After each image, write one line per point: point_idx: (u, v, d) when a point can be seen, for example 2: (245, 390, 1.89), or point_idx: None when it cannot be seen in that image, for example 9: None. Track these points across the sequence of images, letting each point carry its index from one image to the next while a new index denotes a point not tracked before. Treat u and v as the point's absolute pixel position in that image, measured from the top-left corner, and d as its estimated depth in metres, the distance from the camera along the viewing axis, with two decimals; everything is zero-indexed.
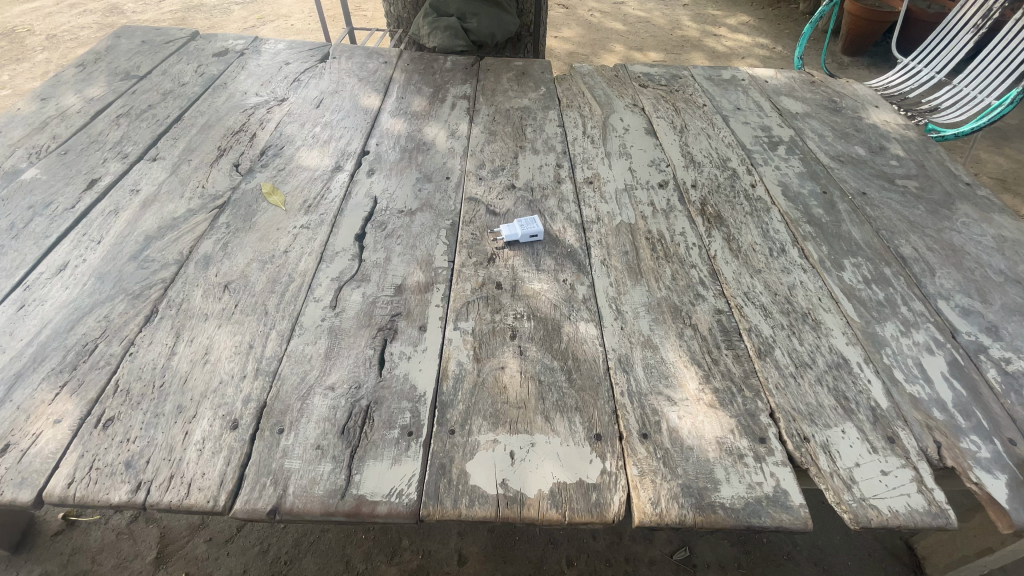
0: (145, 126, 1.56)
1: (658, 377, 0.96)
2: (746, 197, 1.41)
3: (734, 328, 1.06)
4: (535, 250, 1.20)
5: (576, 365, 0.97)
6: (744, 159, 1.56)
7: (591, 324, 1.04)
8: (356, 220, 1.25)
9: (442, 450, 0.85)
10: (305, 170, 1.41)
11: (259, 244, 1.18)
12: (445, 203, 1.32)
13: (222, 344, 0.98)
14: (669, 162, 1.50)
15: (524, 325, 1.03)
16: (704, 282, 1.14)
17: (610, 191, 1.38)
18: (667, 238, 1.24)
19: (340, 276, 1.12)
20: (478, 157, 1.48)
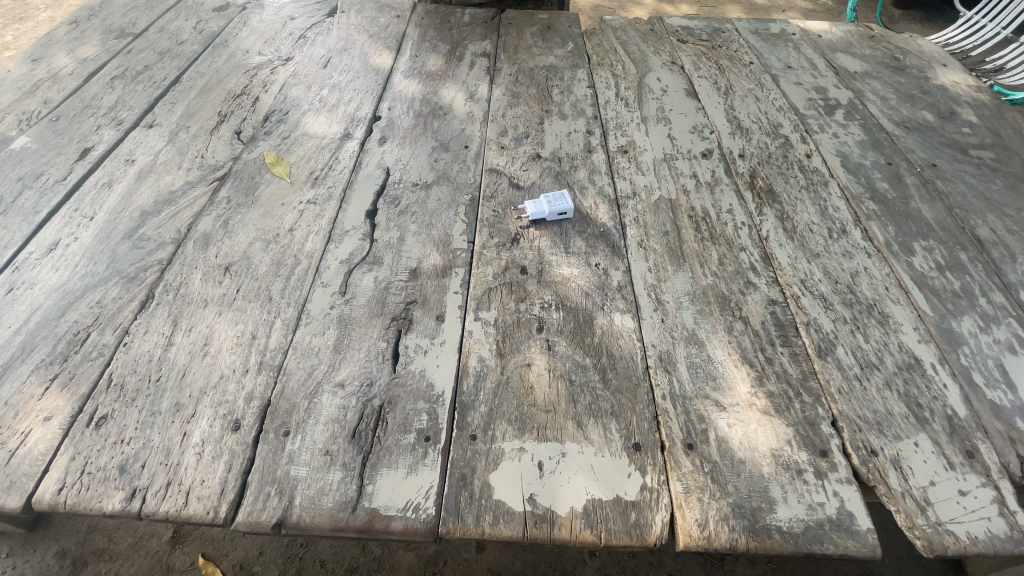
0: (140, 89, 1.45)
1: (704, 379, 0.85)
2: (801, 169, 1.26)
3: (790, 321, 0.94)
4: (564, 229, 1.08)
5: (612, 362, 0.87)
6: (797, 127, 1.39)
7: (627, 316, 0.93)
8: (367, 195, 1.14)
9: (463, 459, 0.76)
10: (311, 139, 1.29)
11: (262, 221, 1.08)
12: (464, 175, 1.20)
13: (223, 334, 0.90)
14: (713, 128, 1.35)
15: (552, 316, 0.93)
16: (755, 267, 1.02)
17: (647, 161, 1.24)
18: (712, 216, 1.11)
19: (350, 258, 1.02)
20: (500, 123, 1.33)
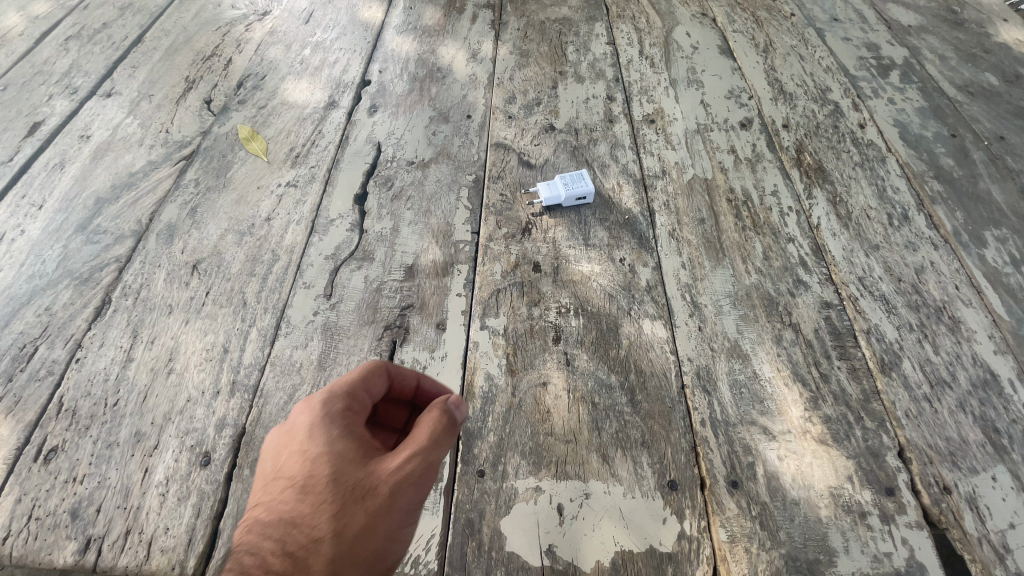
0: (98, 50, 1.28)
1: (749, 402, 0.73)
2: (853, 142, 1.09)
3: (847, 328, 0.80)
4: (583, 216, 0.93)
5: (641, 381, 0.74)
6: (847, 91, 1.21)
7: (658, 323, 0.80)
8: (356, 176, 1.00)
9: (469, 501, 0.65)
10: (291, 109, 1.13)
11: (234, 208, 0.95)
12: (466, 151, 1.04)
13: (190, 347, 0.78)
14: (752, 93, 1.17)
15: (570, 324, 0.80)
16: (806, 262, 0.88)
17: (678, 133, 1.07)
18: (753, 200, 0.96)
19: (336, 253, 0.88)
20: (507, 88, 1.16)
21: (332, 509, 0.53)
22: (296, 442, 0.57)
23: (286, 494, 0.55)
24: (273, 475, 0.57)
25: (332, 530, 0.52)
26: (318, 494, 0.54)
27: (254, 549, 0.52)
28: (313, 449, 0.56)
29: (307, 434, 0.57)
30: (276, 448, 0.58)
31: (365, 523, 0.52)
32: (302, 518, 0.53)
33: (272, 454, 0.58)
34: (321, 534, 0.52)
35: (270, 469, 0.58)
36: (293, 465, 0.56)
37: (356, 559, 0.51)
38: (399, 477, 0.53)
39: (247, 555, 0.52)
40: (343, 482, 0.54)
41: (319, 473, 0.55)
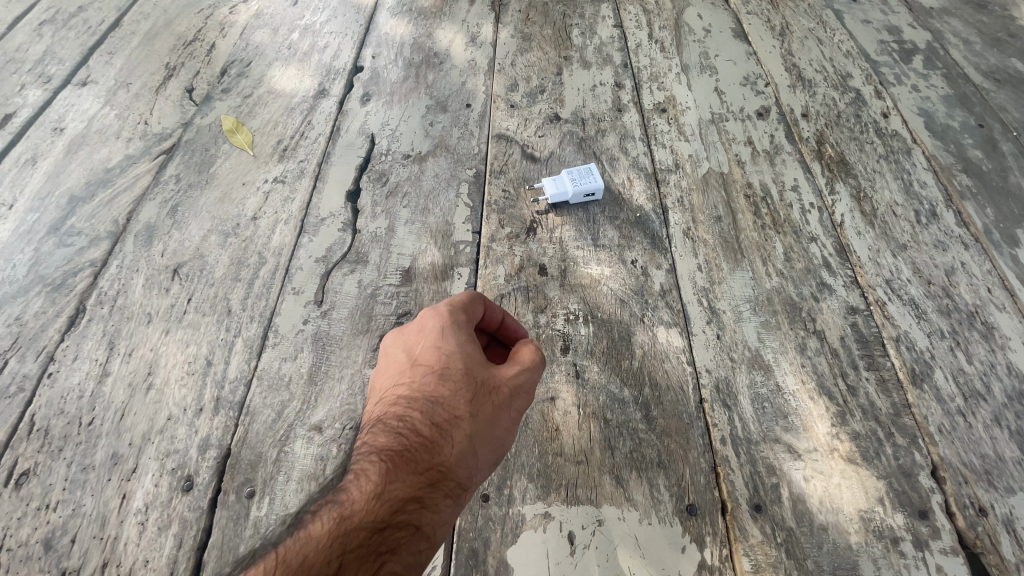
0: (73, 35, 1.20)
1: (772, 417, 0.68)
2: (876, 133, 1.03)
3: (875, 336, 0.75)
4: (591, 214, 0.87)
5: (656, 394, 0.69)
6: (869, 77, 1.14)
7: (674, 331, 0.75)
8: (348, 170, 0.93)
9: (473, 528, 0.61)
10: (278, 98, 1.06)
11: (218, 206, 0.88)
12: (466, 143, 0.97)
13: (170, 360, 0.72)
14: (769, 80, 1.10)
15: (580, 332, 0.75)
16: (829, 264, 0.82)
17: (691, 123, 1.01)
18: (773, 195, 0.90)
19: (327, 255, 0.82)
20: (509, 75, 1.09)
21: (464, 404, 0.60)
22: (430, 338, 0.63)
23: (424, 381, 0.62)
24: (403, 365, 0.63)
25: (463, 420, 0.59)
26: (453, 383, 0.61)
27: (391, 428, 0.59)
28: (446, 349, 0.62)
29: (440, 333, 0.62)
30: (406, 339, 0.65)
31: (491, 419, 0.59)
32: (441, 401, 0.60)
33: (404, 344, 0.65)
34: (457, 418, 0.59)
35: (395, 359, 0.64)
36: (426, 358, 0.62)
37: (483, 447, 0.59)
38: (518, 383, 0.60)
39: (385, 433, 0.59)
40: (472, 382, 0.60)
41: (452, 369, 0.61)
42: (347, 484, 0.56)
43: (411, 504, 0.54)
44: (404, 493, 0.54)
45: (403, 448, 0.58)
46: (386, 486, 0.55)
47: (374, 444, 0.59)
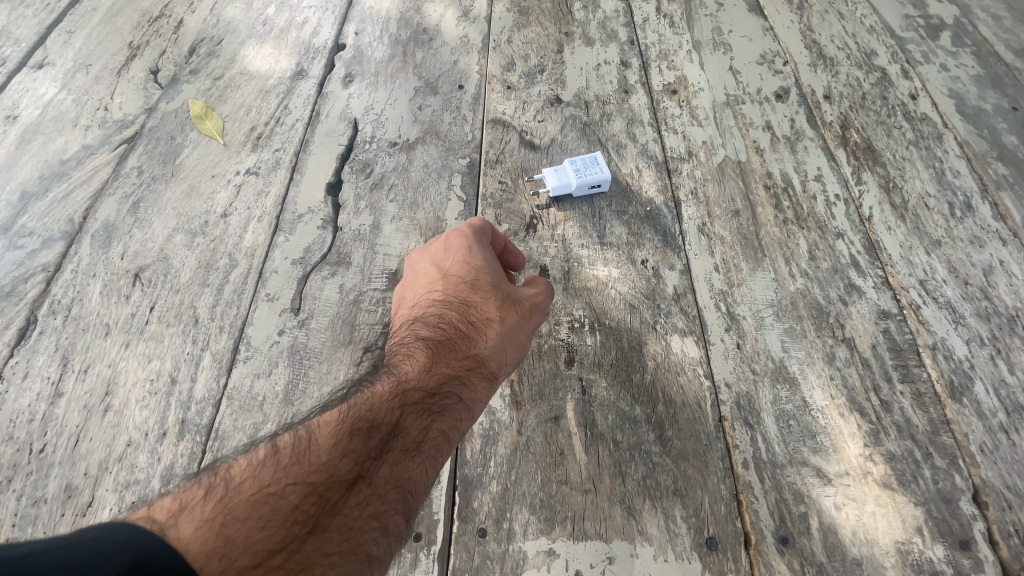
0: (28, 12, 1.09)
1: (799, 437, 0.62)
2: (904, 117, 0.95)
3: (909, 343, 0.69)
4: (597, 208, 0.79)
5: (671, 412, 0.63)
6: (895, 55, 1.04)
7: (689, 340, 0.68)
8: (329, 160, 0.85)
9: (470, 568, 0.55)
10: (251, 80, 0.96)
11: (185, 202, 0.80)
12: (459, 129, 0.89)
13: (131, 377, 0.65)
14: (787, 58, 1.01)
15: (585, 342, 0.68)
16: (858, 263, 0.75)
17: (705, 106, 0.92)
18: (795, 186, 0.82)
19: (305, 256, 0.74)
20: (505, 53, 0.99)
21: (493, 307, 0.62)
22: (457, 253, 0.65)
23: (455, 289, 0.64)
24: (432, 277, 0.66)
25: (494, 320, 0.62)
26: (481, 292, 0.63)
27: (427, 326, 0.62)
28: (473, 262, 0.64)
29: (466, 249, 0.65)
30: (433, 255, 0.67)
31: (517, 323, 0.62)
32: (471, 306, 0.63)
33: (431, 259, 0.67)
34: (486, 321, 0.62)
35: (423, 273, 0.67)
36: (454, 271, 0.65)
37: (513, 344, 0.61)
38: (539, 295, 0.64)
39: (422, 329, 0.62)
40: (499, 290, 0.63)
41: (480, 279, 0.63)
42: (389, 367, 0.58)
43: (450, 386, 0.57)
44: (443, 375, 0.58)
45: (440, 340, 0.60)
46: (427, 369, 0.57)
47: (412, 336, 0.61)
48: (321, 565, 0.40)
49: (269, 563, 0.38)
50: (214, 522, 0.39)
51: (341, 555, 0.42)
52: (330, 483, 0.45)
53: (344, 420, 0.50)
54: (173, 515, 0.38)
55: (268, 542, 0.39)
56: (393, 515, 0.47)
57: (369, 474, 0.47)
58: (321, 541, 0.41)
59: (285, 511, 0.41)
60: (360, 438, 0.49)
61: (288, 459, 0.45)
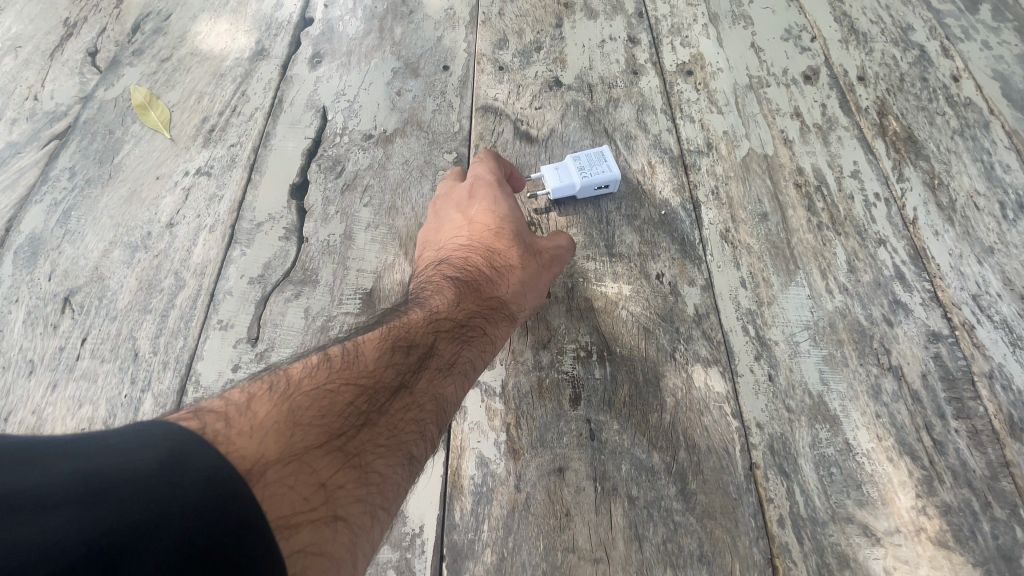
0: None
1: (841, 488, 0.53)
2: (946, 101, 0.82)
3: (964, 372, 0.59)
4: (604, 212, 0.69)
5: (694, 461, 0.54)
6: (932, 30, 0.89)
7: (713, 371, 0.59)
8: (293, 157, 0.73)
9: None
10: (203, 62, 0.83)
11: (124, 209, 0.69)
12: (444, 119, 0.77)
13: (60, 426, 0.56)
14: (816, 32, 0.88)
15: (593, 374, 0.58)
16: (903, 275, 0.65)
17: (725, 89, 0.81)
18: (829, 184, 0.72)
19: (265, 274, 0.64)
20: (496, 28, 0.87)
21: (515, 253, 0.61)
22: (483, 201, 0.64)
23: (478, 236, 0.64)
24: (456, 223, 0.65)
25: (515, 266, 0.60)
26: (505, 241, 0.62)
27: (453, 267, 0.61)
28: (498, 211, 0.64)
29: (492, 199, 0.64)
30: (456, 200, 0.66)
31: (538, 270, 0.60)
32: (493, 254, 0.62)
33: (455, 203, 0.66)
34: (507, 267, 0.61)
35: (447, 218, 0.66)
36: (480, 220, 0.64)
37: (534, 288, 0.59)
38: (563, 246, 0.62)
39: (447, 269, 0.61)
40: (521, 239, 0.62)
41: (504, 228, 0.63)
42: (417, 299, 0.58)
43: (476, 319, 0.57)
44: (470, 310, 0.57)
45: (464, 281, 0.60)
46: (454, 304, 0.57)
47: (437, 274, 0.61)
48: (373, 454, 0.42)
49: (329, 445, 0.40)
50: (281, 406, 0.40)
51: (388, 448, 0.43)
52: (378, 388, 0.46)
53: (385, 337, 0.51)
54: (239, 403, 0.40)
55: (326, 428, 0.41)
56: (429, 422, 0.47)
57: (409, 385, 0.48)
58: (371, 434, 0.43)
59: (339, 405, 0.43)
60: (401, 354, 0.50)
61: (339, 365, 0.47)
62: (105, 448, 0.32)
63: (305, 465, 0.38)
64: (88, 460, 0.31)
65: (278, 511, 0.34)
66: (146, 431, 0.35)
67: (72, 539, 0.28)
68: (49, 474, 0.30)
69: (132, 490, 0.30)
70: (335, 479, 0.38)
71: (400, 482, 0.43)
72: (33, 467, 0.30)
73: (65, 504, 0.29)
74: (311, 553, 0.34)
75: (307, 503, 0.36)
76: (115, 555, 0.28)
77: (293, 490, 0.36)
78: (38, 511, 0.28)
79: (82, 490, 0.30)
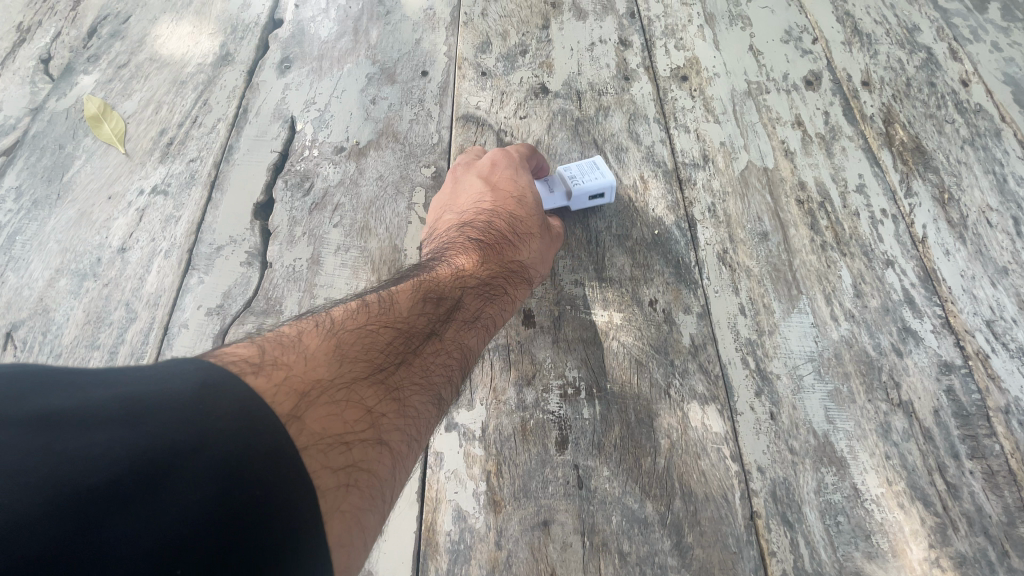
0: None
1: (849, 539, 0.49)
2: (955, 108, 0.77)
3: (979, 407, 0.55)
4: (593, 232, 0.64)
5: (690, 511, 0.50)
6: (940, 31, 0.84)
7: (710, 409, 0.54)
8: (258, 172, 0.68)
9: None
10: (163, 68, 0.78)
11: (72, 233, 0.64)
12: (422, 130, 0.72)
13: None
14: (818, 33, 0.83)
15: (582, 414, 0.54)
16: (913, 299, 0.61)
17: (722, 96, 0.76)
18: (833, 200, 0.67)
19: (224, 303, 0.59)
20: (479, 29, 0.81)
21: (535, 221, 0.59)
22: (505, 170, 0.62)
23: (500, 201, 0.61)
24: (478, 188, 0.62)
25: (534, 235, 0.59)
26: (525, 210, 0.60)
27: (475, 229, 0.60)
28: (519, 181, 0.62)
29: (513, 170, 0.62)
30: (479, 167, 0.64)
31: (551, 244, 0.60)
32: (513, 220, 0.60)
33: (477, 169, 0.64)
34: (528, 232, 0.59)
35: (467, 182, 0.63)
36: (503, 185, 0.62)
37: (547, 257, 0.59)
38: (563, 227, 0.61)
39: (469, 231, 0.59)
40: (540, 210, 0.60)
41: (526, 196, 0.61)
42: (441, 256, 0.56)
43: (498, 278, 0.56)
44: (492, 269, 0.56)
45: (486, 243, 0.58)
46: (478, 262, 0.56)
47: (460, 236, 0.59)
48: (412, 389, 0.41)
49: (373, 377, 0.39)
50: (328, 341, 0.39)
51: (423, 387, 0.42)
52: (414, 332, 0.45)
53: (418, 286, 0.50)
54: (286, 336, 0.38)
55: (370, 362, 0.39)
56: (455, 369, 0.47)
57: (439, 333, 0.47)
58: (410, 371, 0.42)
59: (380, 343, 0.41)
60: (434, 303, 0.49)
61: (377, 308, 0.45)
62: (135, 377, 0.30)
63: (352, 394, 0.36)
64: (126, 386, 0.29)
65: (331, 430, 0.33)
66: (179, 359, 0.32)
67: (117, 453, 0.26)
68: (88, 399, 0.28)
69: (168, 416, 0.28)
70: (379, 408, 0.37)
71: (431, 420, 0.42)
72: (70, 392, 0.28)
73: (103, 429, 0.27)
74: (360, 470, 0.34)
75: (356, 426, 0.35)
76: (158, 482, 0.26)
77: (342, 413, 0.35)
78: (76, 434, 0.27)
79: (119, 416, 0.28)
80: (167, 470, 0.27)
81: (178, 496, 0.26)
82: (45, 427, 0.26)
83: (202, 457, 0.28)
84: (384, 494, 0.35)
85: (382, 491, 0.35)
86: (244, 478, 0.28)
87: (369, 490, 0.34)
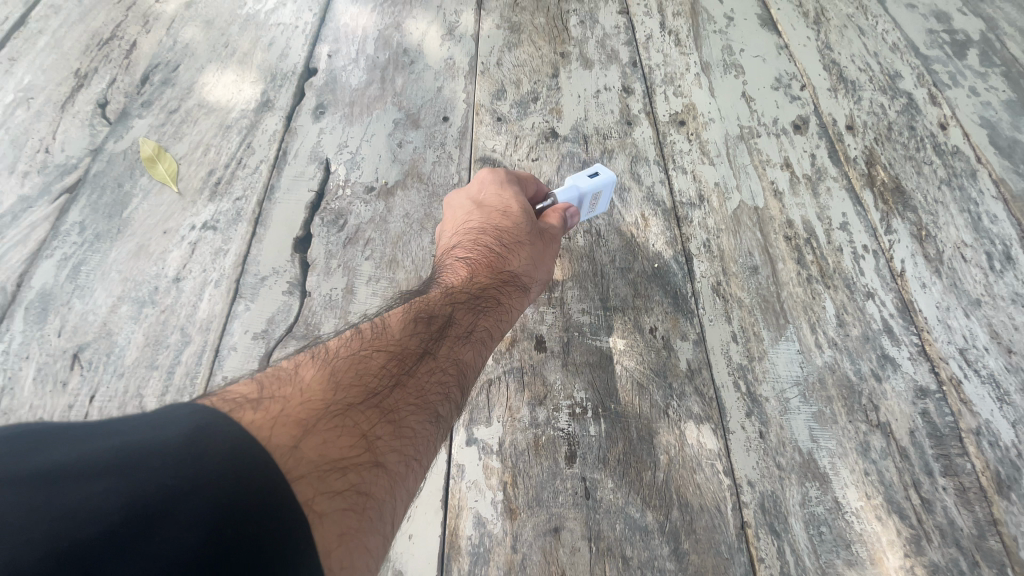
0: None
1: (830, 547, 0.55)
2: (933, 150, 0.84)
3: (951, 428, 0.61)
4: (599, 265, 0.71)
5: (686, 520, 0.55)
6: (920, 77, 0.91)
7: (705, 427, 0.60)
8: (296, 210, 0.76)
9: None
10: (210, 114, 0.86)
11: (132, 265, 0.72)
12: (443, 171, 0.80)
13: None
14: (805, 80, 0.90)
15: (589, 431, 0.60)
16: (891, 328, 0.67)
17: (716, 140, 0.83)
18: (819, 236, 0.74)
19: (268, 329, 0.66)
20: (495, 78, 0.89)
21: (522, 230, 0.63)
22: (490, 187, 0.67)
23: (488, 218, 0.65)
24: (467, 209, 0.67)
25: (522, 244, 0.62)
26: (512, 220, 0.63)
27: (465, 249, 0.64)
28: (505, 195, 0.66)
29: (498, 185, 0.67)
30: (468, 189, 0.69)
31: (541, 251, 0.63)
32: (501, 233, 0.63)
33: (467, 193, 0.69)
34: (515, 245, 0.62)
35: (458, 206, 0.69)
36: (488, 203, 0.66)
37: (540, 262, 0.63)
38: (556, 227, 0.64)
39: (460, 252, 0.64)
40: (528, 216, 0.63)
41: (512, 208, 0.64)
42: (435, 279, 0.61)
43: (490, 292, 0.60)
44: (484, 284, 0.60)
45: (476, 261, 0.62)
46: (469, 279, 0.61)
47: (452, 258, 0.64)
48: (406, 409, 0.44)
49: (368, 401, 0.42)
50: (324, 370, 0.43)
51: (418, 407, 0.45)
52: (404, 356, 0.49)
53: (408, 315, 0.54)
54: (284, 370, 0.43)
55: (363, 387, 0.43)
56: (452, 385, 0.50)
57: (432, 352, 0.51)
58: (403, 393, 0.45)
59: (374, 366, 0.46)
60: (423, 324, 0.53)
61: (369, 337, 0.49)
62: (129, 429, 0.33)
63: (347, 419, 0.40)
64: (121, 438, 0.32)
65: (326, 455, 0.36)
66: (174, 406, 0.35)
67: (111, 505, 0.29)
68: (87, 451, 0.31)
69: (159, 462, 0.31)
70: (373, 431, 0.40)
71: (429, 436, 0.45)
72: (72, 447, 0.32)
73: (103, 480, 0.30)
74: (356, 492, 0.36)
75: (352, 449, 0.38)
76: (149, 525, 0.29)
77: (338, 437, 0.38)
78: (76, 487, 0.29)
79: (117, 465, 0.31)
80: (160, 513, 0.29)
81: (172, 531, 0.29)
82: (49, 483, 0.29)
83: (197, 497, 0.30)
84: (384, 513, 0.38)
85: (380, 511, 0.37)
86: (238, 504, 0.30)
87: (369, 513, 0.36)
